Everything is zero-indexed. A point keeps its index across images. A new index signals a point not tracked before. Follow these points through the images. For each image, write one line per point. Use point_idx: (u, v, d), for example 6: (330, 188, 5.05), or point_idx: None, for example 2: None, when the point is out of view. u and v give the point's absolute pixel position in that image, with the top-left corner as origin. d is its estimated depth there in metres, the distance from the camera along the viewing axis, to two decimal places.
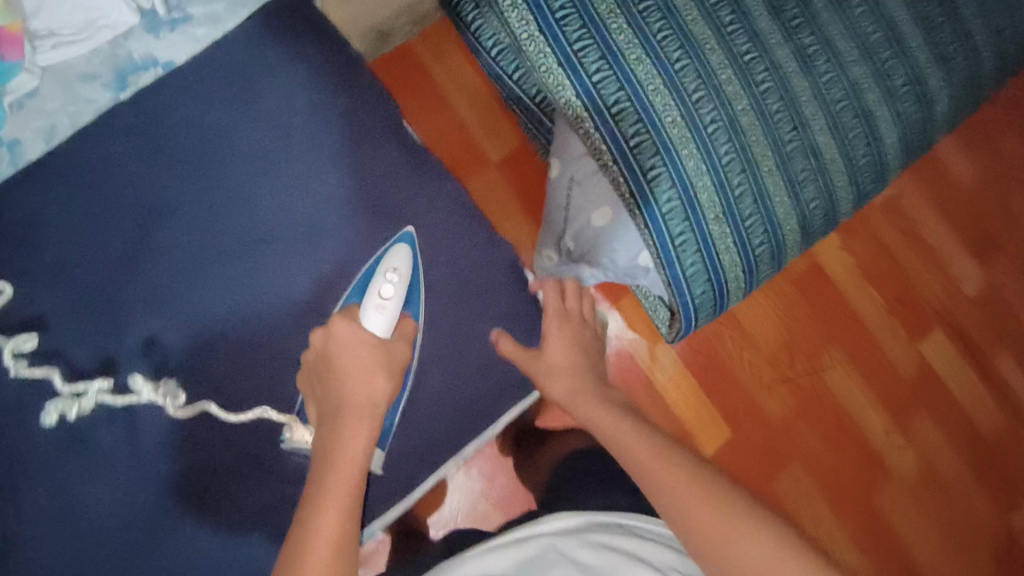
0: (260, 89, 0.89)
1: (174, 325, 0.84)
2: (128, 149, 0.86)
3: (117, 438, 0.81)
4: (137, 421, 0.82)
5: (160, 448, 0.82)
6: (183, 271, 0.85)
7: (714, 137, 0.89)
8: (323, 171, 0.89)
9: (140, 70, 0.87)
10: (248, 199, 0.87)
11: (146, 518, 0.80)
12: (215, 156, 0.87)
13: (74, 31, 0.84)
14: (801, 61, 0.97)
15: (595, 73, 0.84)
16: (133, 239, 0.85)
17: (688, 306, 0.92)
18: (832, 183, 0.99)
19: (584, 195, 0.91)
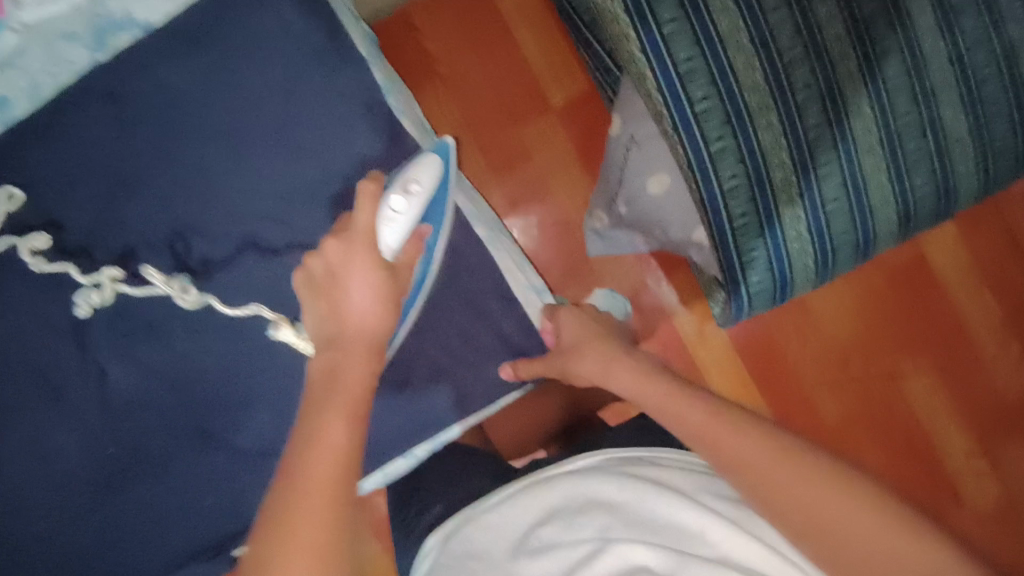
0: (255, 27, 0.75)
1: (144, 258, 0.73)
2: (101, 113, 0.74)
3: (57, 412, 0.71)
4: (78, 395, 0.72)
5: (93, 422, 0.72)
6: (153, 221, 0.74)
7: (802, 105, 0.77)
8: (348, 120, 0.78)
9: (118, 29, 0.74)
10: (232, 141, 0.75)
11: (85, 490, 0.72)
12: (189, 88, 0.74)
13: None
14: (940, 15, 0.79)
15: (667, 22, 0.73)
16: (107, 191, 0.74)
17: (742, 293, 0.83)
18: (952, 167, 0.83)
19: (643, 158, 0.82)
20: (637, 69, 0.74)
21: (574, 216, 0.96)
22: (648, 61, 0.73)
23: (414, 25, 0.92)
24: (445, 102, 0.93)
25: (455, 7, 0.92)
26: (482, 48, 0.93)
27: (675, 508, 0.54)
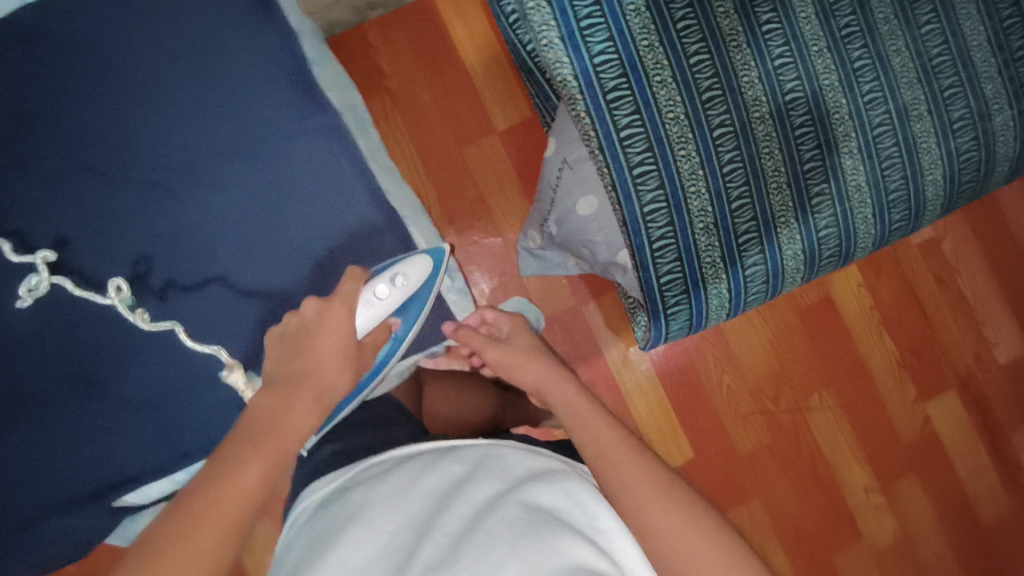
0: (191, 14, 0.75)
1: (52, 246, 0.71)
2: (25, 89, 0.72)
3: None
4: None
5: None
6: (64, 210, 0.72)
7: (719, 142, 0.83)
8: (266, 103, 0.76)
9: None
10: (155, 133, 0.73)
11: None
12: (129, 75, 0.73)
13: None
14: (843, 74, 0.88)
15: (598, 54, 0.80)
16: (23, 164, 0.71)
17: (660, 314, 0.88)
18: (853, 213, 0.90)
19: (575, 180, 0.87)
20: (568, 93, 0.80)
21: (510, 235, 0.99)
22: (578, 87, 0.79)
23: (368, 41, 0.97)
24: (393, 118, 0.97)
25: (409, 28, 0.97)
26: (436, 68, 0.98)
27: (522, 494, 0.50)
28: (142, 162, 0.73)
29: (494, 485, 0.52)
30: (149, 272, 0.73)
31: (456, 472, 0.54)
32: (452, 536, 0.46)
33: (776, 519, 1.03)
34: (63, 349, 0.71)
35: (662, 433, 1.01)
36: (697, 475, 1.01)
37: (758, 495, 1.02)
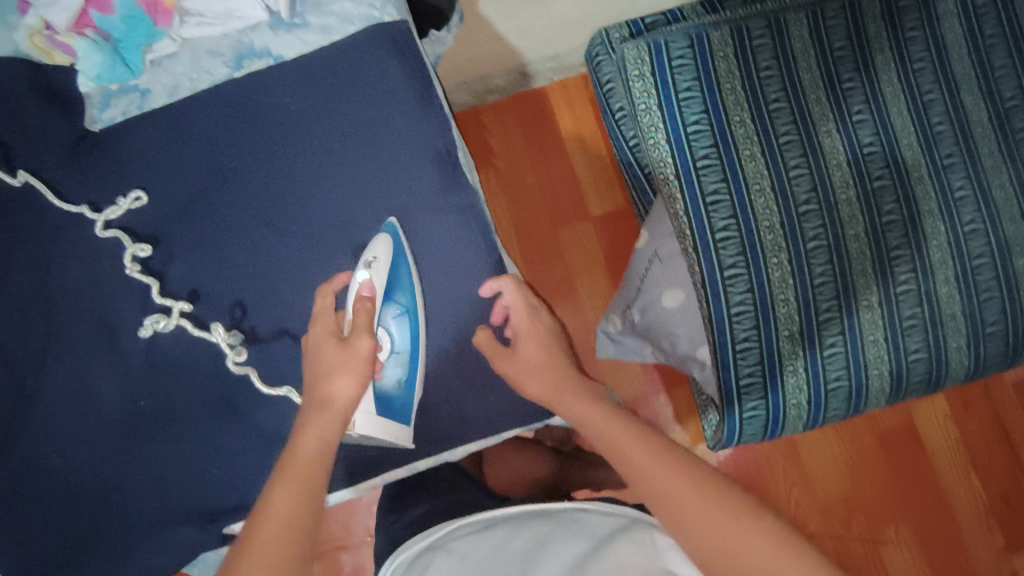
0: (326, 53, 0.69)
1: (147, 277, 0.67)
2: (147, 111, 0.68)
3: (40, 422, 0.64)
4: (70, 407, 0.65)
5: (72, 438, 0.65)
6: (169, 241, 0.67)
7: (812, 254, 0.85)
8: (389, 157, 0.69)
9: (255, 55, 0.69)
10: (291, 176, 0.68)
11: (34, 520, 0.63)
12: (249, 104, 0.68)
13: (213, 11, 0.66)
14: (942, 203, 0.88)
15: (701, 158, 0.84)
16: (173, 204, 0.68)
17: (736, 417, 0.87)
18: (944, 340, 0.89)
19: (664, 273, 0.90)
20: (669, 192, 0.84)
21: (590, 315, 1.02)
22: (679, 187, 0.84)
23: (484, 121, 1.05)
24: (496, 192, 1.03)
25: (522, 114, 1.05)
26: (542, 152, 1.04)
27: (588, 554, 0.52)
28: (290, 208, 0.68)
29: (556, 548, 0.54)
30: (245, 317, 0.67)
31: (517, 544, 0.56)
32: None
33: None
34: (149, 390, 0.66)
35: None
36: None
37: None
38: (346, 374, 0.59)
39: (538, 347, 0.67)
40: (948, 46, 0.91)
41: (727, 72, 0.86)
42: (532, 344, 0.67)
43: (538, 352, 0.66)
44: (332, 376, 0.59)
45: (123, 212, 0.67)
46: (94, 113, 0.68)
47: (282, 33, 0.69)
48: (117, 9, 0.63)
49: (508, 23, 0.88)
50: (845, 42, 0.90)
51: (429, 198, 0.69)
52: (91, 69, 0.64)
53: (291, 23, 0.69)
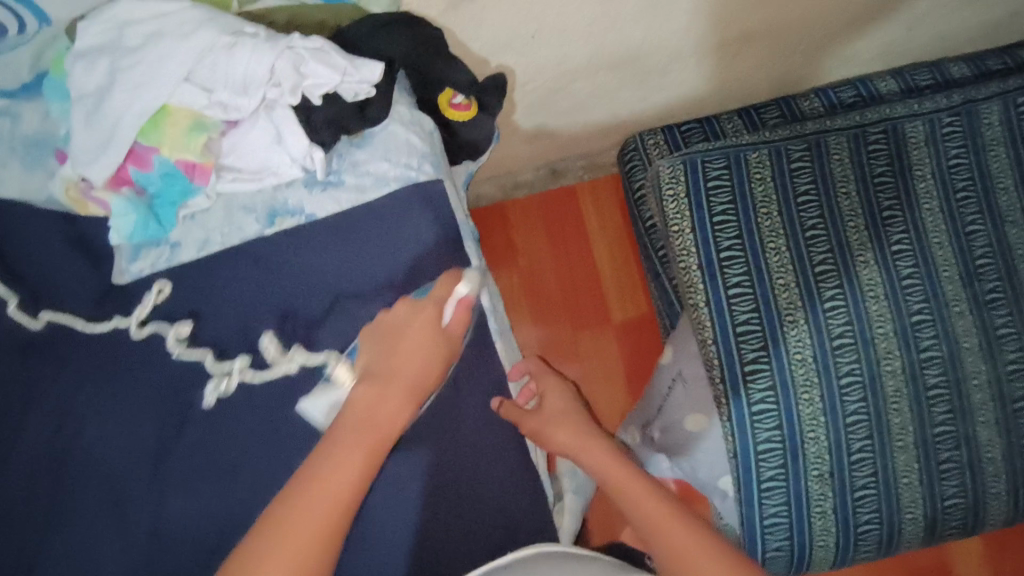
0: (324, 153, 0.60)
1: (87, 415, 0.53)
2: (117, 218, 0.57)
3: None
4: None
5: None
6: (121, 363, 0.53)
7: (846, 390, 0.81)
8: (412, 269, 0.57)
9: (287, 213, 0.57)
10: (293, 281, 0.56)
11: None
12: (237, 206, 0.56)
13: (250, 167, 0.54)
14: (984, 342, 0.85)
15: (733, 286, 0.81)
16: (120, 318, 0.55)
17: (757, 555, 0.83)
18: (982, 485, 0.84)
19: (686, 395, 0.86)
20: (698, 318, 0.82)
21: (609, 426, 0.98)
22: (709, 313, 0.81)
23: (508, 216, 1.03)
24: (517, 291, 1.01)
25: (548, 212, 1.04)
26: (566, 252, 1.02)
27: None
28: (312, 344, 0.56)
29: None
30: (200, 461, 0.52)
31: None
32: None
33: None
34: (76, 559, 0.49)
35: None
36: None
37: None
38: (431, 358, 0.53)
39: (559, 405, 0.72)
40: (994, 175, 0.88)
41: (763, 196, 0.85)
42: (559, 418, 0.71)
43: (562, 422, 0.70)
44: (411, 351, 0.52)
45: (152, 304, 0.55)
46: (123, 264, 0.57)
47: (312, 191, 0.57)
48: (158, 164, 0.51)
49: (539, 128, 0.87)
50: (885, 168, 0.87)
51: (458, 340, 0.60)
52: (121, 229, 0.52)
53: (324, 180, 0.57)
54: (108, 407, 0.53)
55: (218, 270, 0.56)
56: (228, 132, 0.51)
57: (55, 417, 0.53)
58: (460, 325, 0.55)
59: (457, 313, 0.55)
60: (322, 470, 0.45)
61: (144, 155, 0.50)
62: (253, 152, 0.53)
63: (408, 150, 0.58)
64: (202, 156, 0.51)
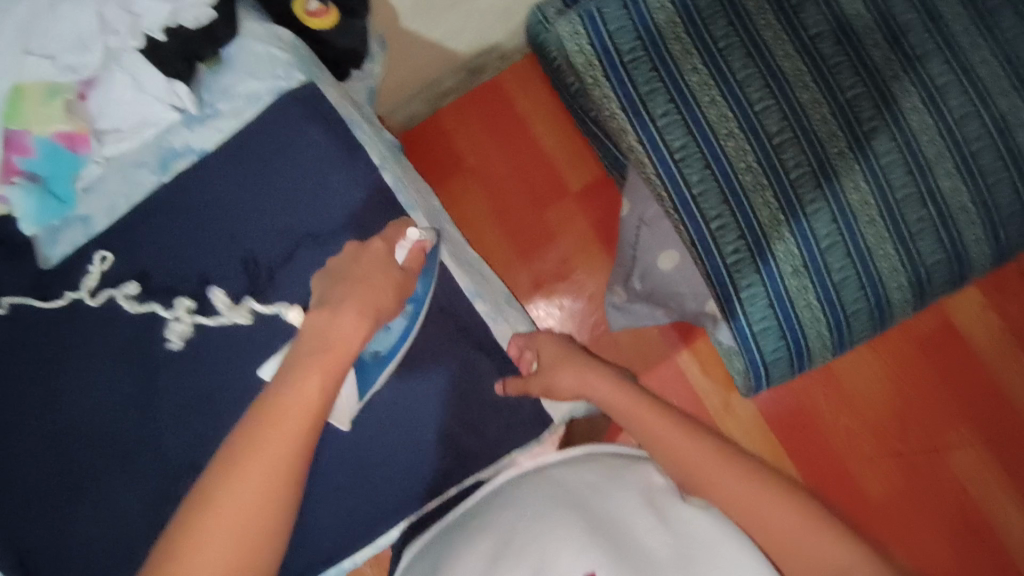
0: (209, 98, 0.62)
1: (77, 387, 0.58)
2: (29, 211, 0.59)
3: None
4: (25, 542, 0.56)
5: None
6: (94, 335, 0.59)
7: (798, 183, 0.81)
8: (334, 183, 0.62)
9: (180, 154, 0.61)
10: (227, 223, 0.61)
11: None
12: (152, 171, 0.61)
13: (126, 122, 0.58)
14: (926, 95, 0.83)
15: (661, 116, 0.82)
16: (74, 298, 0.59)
17: (757, 362, 0.85)
18: (960, 235, 0.84)
19: (654, 237, 0.88)
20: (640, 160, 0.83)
21: (595, 293, 1.00)
22: (646, 151, 0.82)
23: (444, 127, 1.04)
24: (472, 194, 1.03)
25: (480, 113, 1.04)
26: (508, 143, 1.03)
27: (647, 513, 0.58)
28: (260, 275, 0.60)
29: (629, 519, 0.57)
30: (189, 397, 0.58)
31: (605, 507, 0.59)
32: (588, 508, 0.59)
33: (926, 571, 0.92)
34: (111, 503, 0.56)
35: None
36: None
37: (896, 541, 0.93)
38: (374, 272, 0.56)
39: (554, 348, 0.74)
40: None
41: (669, 23, 0.84)
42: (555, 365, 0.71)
43: (558, 369, 0.71)
44: (372, 284, 0.55)
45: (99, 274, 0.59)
46: (44, 251, 0.60)
47: (194, 128, 0.61)
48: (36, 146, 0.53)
49: (436, 29, 0.87)
50: None
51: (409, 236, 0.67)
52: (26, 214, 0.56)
53: (201, 115, 0.61)
54: (93, 374, 0.58)
55: (149, 232, 0.60)
56: (87, 93, 0.54)
57: (48, 397, 0.58)
58: (416, 265, 0.60)
59: (411, 253, 0.59)
60: (286, 393, 0.48)
61: (20, 142, 0.52)
62: (122, 107, 0.57)
63: (270, 62, 0.62)
64: (74, 123, 0.54)
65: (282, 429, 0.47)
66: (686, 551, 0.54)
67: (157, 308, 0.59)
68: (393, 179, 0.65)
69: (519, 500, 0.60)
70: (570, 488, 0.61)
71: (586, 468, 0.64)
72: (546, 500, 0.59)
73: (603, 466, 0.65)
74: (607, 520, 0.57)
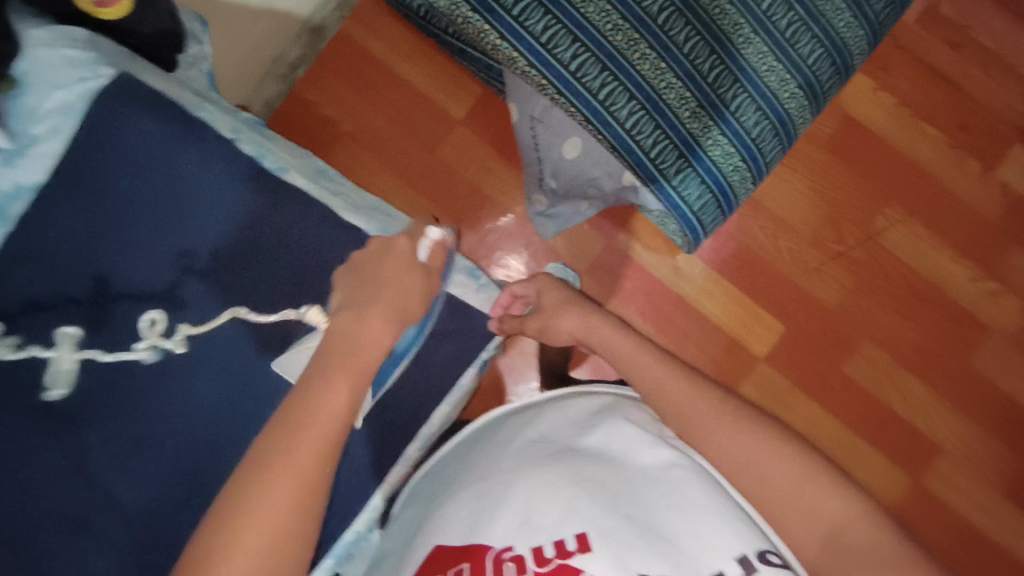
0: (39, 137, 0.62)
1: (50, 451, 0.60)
2: None
3: None
4: None
5: None
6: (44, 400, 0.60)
7: (667, 26, 0.80)
8: (227, 184, 0.65)
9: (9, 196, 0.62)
10: (129, 254, 0.63)
11: None
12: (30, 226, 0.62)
13: None
14: None
15: (514, 5, 0.78)
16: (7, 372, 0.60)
17: (687, 215, 0.84)
18: (832, 26, 0.85)
19: (550, 131, 0.85)
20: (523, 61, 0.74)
21: (516, 208, 0.99)
22: (510, 45, 0.78)
23: (307, 100, 0.98)
24: (361, 154, 0.97)
25: (336, 69, 0.98)
26: (375, 90, 0.98)
27: (627, 453, 0.57)
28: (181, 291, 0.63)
29: (607, 465, 0.55)
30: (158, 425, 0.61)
31: (586, 449, 0.58)
32: (564, 446, 0.59)
33: (892, 350, 0.98)
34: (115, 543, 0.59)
35: (746, 320, 0.99)
36: (797, 344, 0.98)
37: (865, 335, 0.98)
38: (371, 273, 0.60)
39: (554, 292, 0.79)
40: None
41: None
42: (562, 309, 0.76)
43: (562, 312, 0.76)
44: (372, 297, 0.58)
45: None
46: None
47: (15, 162, 0.61)
48: None
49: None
50: None
51: (295, 209, 0.68)
52: None
53: (19, 147, 0.62)
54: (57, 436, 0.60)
55: (47, 284, 0.61)
56: None
57: None
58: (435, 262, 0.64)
59: (432, 252, 0.64)
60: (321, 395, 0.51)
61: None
62: None
63: (67, 65, 0.61)
64: None
65: (311, 436, 0.49)
66: (670, 482, 0.53)
67: (96, 352, 0.60)
68: (251, 148, 0.67)
69: (504, 449, 0.62)
70: (558, 435, 0.61)
71: (565, 414, 0.65)
72: (530, 446, 0.60)
73: (588, 403, 0.66)
74: (587, 459, 0.56)
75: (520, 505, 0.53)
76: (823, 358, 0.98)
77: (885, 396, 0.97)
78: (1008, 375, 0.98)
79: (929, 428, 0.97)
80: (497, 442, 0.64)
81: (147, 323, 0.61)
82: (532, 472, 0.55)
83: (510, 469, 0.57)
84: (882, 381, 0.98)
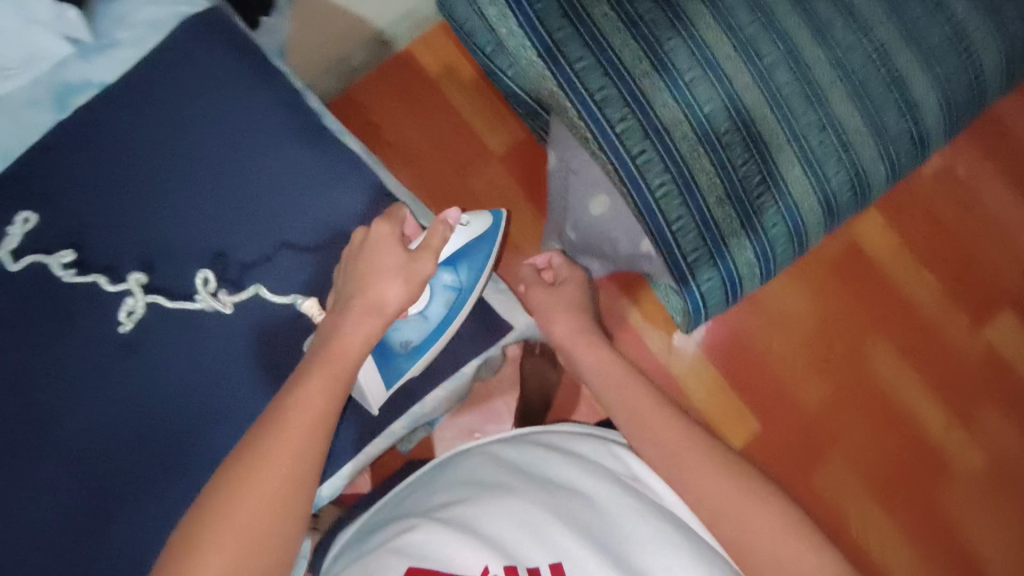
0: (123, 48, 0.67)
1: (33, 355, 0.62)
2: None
3: None
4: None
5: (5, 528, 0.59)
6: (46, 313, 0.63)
7: (712, 116, 0.86)
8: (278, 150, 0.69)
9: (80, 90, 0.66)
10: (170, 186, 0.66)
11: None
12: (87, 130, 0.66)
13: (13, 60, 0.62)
14: (813, 31, 0.90)
15: (577, 61, 0.83)
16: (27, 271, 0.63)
17: (694, 294, 0.87)
18: (857, 156, 0.91)
19: (581, 183, 0.89)
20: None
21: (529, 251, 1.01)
22: (565, 96, 0.84)
23: (359, 102, 1.02)
24: (395, 165, 1.00)
25: (392, 83, 1.02)
26: (423, 109, 1.02)
27: (592, 485, 0.59)
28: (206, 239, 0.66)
29: (574, 499, 0.57)
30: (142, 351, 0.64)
31: (554, 480, 0.60)
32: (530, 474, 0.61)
33: (863, 472, 0.99)
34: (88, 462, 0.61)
35: (726, 411, 0.99)
36: (772, 446, 0.99)
37: (839, 453, 0.99)
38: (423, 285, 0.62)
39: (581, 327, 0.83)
40: None
41: None
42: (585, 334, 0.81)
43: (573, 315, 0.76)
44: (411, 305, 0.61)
45: (22, 236, 0.63)
46: None
47: (93, 60, 0.66)
48: None
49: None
50: None
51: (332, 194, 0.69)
52: None
53: (99, 45, 0.66)
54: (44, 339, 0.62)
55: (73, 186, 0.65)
56: None
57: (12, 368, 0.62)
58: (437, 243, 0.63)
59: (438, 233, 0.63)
60: (296, 400, 0.55)
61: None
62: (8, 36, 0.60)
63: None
64: None
65: (285, 443, 0.53)
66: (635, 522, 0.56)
67: (161, 299, 0.64)
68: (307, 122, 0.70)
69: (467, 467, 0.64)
70: (525, 461, 0.63)
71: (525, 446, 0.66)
72: (495, 468, 0.62)
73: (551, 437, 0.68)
74: (553, 488, 0.59)
75: (488, 525, 0.53)
76: (796, 465, 0.98)
77: (849, 519, 0.97)
78: (971, 526, 0.98)
79: (886, 561, 0.96)
80: (458, 459, 0.67)
81: (203, 281, 0.64)
82: (502, 500, 0.56)
83: (476, 494, 0.58)
84: (848, 501, 0.98)
